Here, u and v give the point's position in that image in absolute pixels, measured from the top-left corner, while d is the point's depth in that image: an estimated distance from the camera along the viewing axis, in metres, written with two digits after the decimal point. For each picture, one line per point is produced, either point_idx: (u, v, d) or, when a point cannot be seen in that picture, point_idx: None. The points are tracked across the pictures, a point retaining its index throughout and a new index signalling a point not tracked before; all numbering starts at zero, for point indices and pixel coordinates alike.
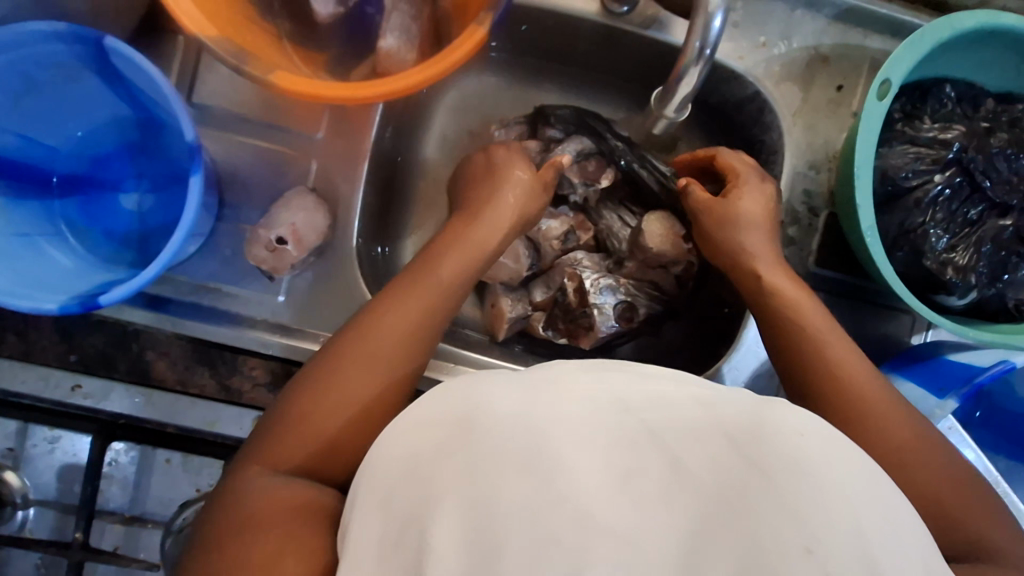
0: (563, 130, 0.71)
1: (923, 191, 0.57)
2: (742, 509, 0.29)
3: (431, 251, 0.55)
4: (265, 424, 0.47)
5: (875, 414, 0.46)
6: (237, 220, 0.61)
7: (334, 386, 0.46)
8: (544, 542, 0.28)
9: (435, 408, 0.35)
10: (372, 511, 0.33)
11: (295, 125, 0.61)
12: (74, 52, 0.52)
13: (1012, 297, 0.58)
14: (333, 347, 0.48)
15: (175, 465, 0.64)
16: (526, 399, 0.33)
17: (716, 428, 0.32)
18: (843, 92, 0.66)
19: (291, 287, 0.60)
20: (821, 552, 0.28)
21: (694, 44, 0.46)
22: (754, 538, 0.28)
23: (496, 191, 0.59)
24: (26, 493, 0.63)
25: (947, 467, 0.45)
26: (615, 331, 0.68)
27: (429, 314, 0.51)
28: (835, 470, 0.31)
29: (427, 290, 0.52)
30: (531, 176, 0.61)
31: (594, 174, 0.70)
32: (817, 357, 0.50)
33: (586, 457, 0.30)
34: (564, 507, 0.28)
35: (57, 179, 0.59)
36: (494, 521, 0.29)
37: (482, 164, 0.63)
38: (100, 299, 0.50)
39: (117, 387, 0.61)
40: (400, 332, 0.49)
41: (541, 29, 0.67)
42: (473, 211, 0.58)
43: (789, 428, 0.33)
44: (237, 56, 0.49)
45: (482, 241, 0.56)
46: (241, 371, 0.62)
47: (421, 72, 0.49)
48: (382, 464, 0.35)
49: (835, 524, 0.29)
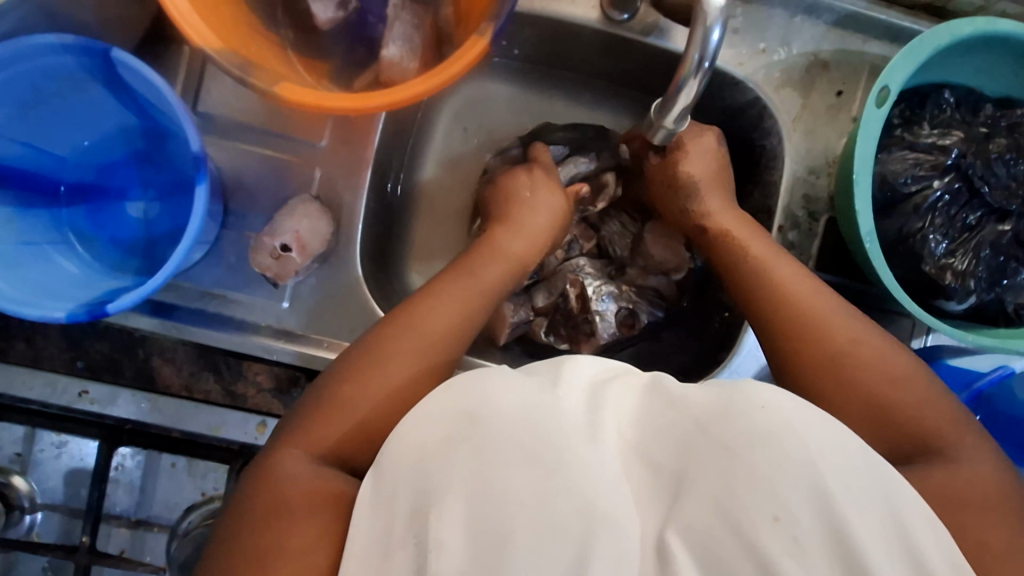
0: (564, 149, 0.71)
1: (922, 197, 0.57)
2: (724, 490, 0.29)
3: (470, 257, 0.55)
4: (287, 425, 0.46)
5: (908, 400, 0.45)
6: (242, 228, 0.62)
7: (367, 380, 0.46)
8: (540, 528, 0.29)
9: (427, 409, 0.36)
10: (371, 510, 0.35)
11: (300, 134, 0.62)
12: (81, 63, 0.53)
13: (1011, 302, 0.58)
14: (366, 341, 0.48)
15: (180, 469, 0.65)
16: (523, 395, 0.33)
17: (700, 411, 0.32)
18: (843, 98, 0.66)
19: (296, 293, 0.61)
20: (790, 520, 0.29)
21: (692, 57, 0.46)
22: (730, 512, 0.29)
23: (528, 214, 0.59)
24: (33, 498, 0.64)
25: (934, 427, 0.44)
26: (616, 337, 0.69)
27: (466, 319, 0.51)
28: (815, 444, 0.32)
29: (463, 284, 0.52)
30: (565, 208, 0.62)
31: (590, 201, 0.71)
32: (800, 339, 0.48)
33: (574, 446, 0.31)
34: (557, 502, 0.30)
35: (64, 189, 0.60)
36: (495, 512, 0.30)
37: (525, 181, 0.61)
38: (108, 307, 0.50)
39: (124, 392, 0.61)
40: (453, 308, 0.50)
41: (543, 36, 0.67)
42: (513, 236, 0.57)
43: (753, 402, 0.33)
44: (242, 68, 0.49)
45: (518, 254, 0.56)
46: (245, 377, 0.63)
47: (422, 83, 0.49)
48: (381, 469, 0.35)
49: (813, 496, 0.30)
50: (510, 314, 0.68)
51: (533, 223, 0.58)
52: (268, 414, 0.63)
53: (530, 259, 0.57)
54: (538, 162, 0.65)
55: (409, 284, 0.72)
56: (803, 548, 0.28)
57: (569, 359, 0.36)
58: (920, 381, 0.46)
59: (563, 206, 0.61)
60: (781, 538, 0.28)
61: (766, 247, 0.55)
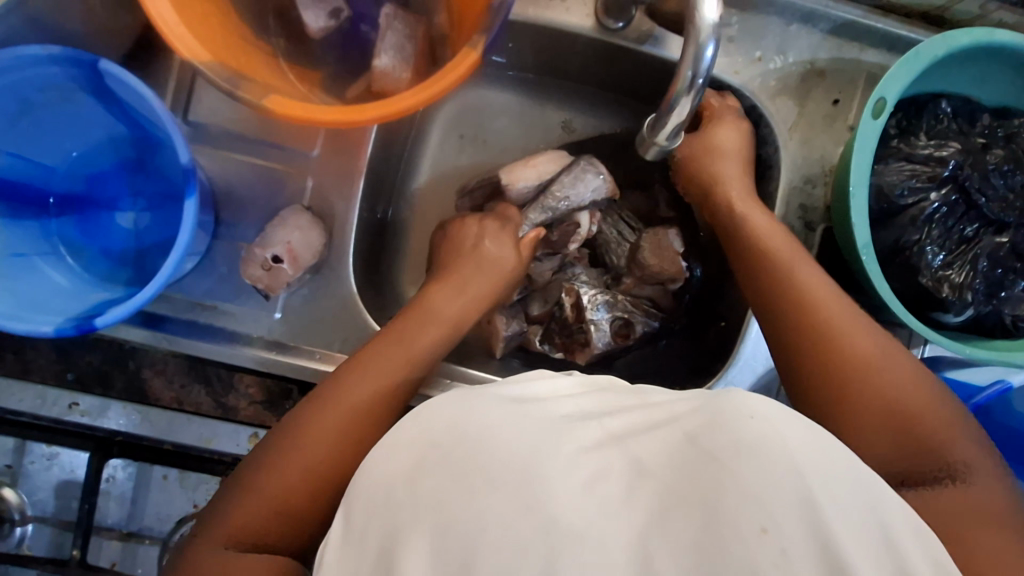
0: (535, 186, 0.67)
1: (919, 209, 0.57)
2: (709, 501, 0.29)
3: (423, 301, 0.58)
4: (255, 465, 0.47)
5: (933, 432, 0.43)
6: (234, 238, 0.61)
7: (296, 461, 0.46)
8: (519, 544, 0.29)
9: (402, 433, 0.35)
10: (349, 533, 0.34)
11: (291, 143, 0.61)
12: (69, 74, 0.52)
13: (1009, 314, 0.58)
14: (300, 411, 0.49)
15: (172, 481, 0.65)
16: (508, 418, 0.34)
17: (672, 427, 0.33)
18: (839, 106, 0.66)
19: (287, 304, 0.60)
20: (778, 532, 0.28)
21: (685, 74, 0.46)
22: (715, 524, 0.28)
23: (479, 257, 0.61)
24: (24, 510, 0.63)
25: (941, 433, 0.43)
26: (612, 346, 0.69)
27: (396, 387, 0.52)
28: (797, 452, 0.31)
29: (393, 352, 0.53)
30: (514, 259, 0.62)
31: (560, 241, 0.68)
32: (821, 349, 0.48)
33: (547, 461, 0.31)
34: (530, 517, 0.29)
35: (54, 200, 0.59)
36: (471, 531, 0.29)
37: (474, 229, 0.63)
38: (96, 322, 0.50)
39: (114, 404, 0.61)
40: (401, 351, 0.53)
41: (537, 44, 0.67)
42: (466, 278, 0.60)
43: (743, 411, 0.32)
44: (230, 80, 0.48)
45: (474, 296, 0.60)
46: (236, 389, 0.63)
47: (412, 97, 0.48)
48: (357, 492, 0.35)
49: (801, 506, 0.29)
50: (503, 328, 0.67)
51: (486, 262, 0.61)
52: (260, 426, 0.63)
53: (476, 314, 0.60)
54: (496, 211, 0.65)
55: (403, 293, 0.71)
56: (791, 560, 0.28)
57: (533, 386, 0.38)
58: (937, 403, 0.45)
59: (508, 261, 0.62)
60: (769, 550, 0.28)
61: (766, 258, 0.55)
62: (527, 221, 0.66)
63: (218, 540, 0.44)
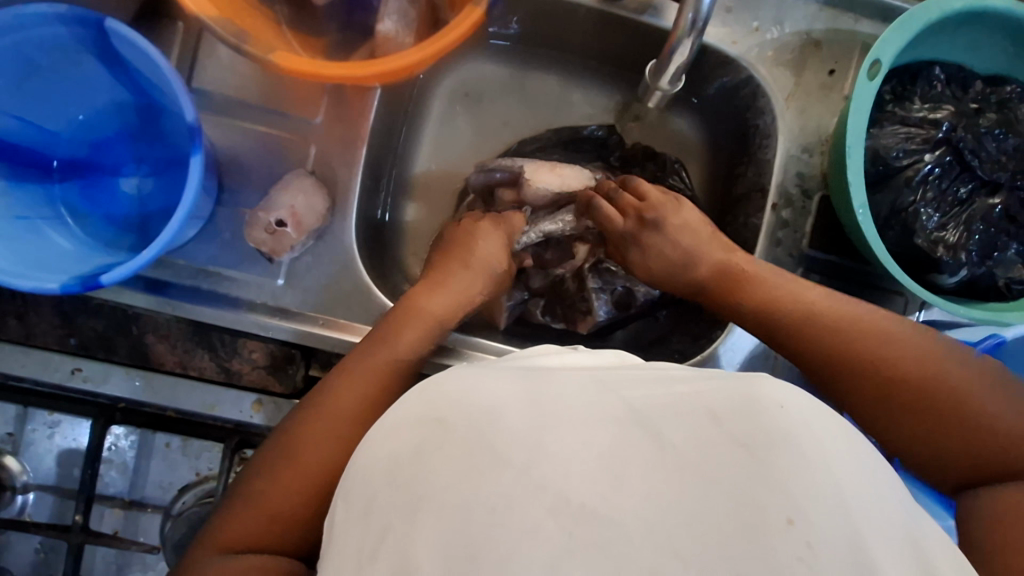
0: (552, 190, 0.66)
1: (914, 170, 0.58)
2: (738, 494, 0.29)
3: (415, 291, 0.57)
4: (269, 454, 0.48)
5: (950, 425, 0.44)
6: (236, 205, 0.61)
7: (293, 469, 0.46)
8: (541, 539, 0.29)
9: (407, 408, 0.36)
10: (354, 514, 0.33)
11: (294, 110, 0.62)
12: (74, 34, 0.52)
13: (1002, 276, 0.58)
14: (308, 409, 0.49)
15: (175, 449, 0.65)
16: (525, 395, 0.33)
17: (684, 407, 0.32)
18: (835, 77, 0.66)
19: (291, 270, 0.61)
20: (802, 523, 0.29)
21: (686, 17, 0.49)
22: (745, 517, 0.29)
23: (473, 245, 0.60)
24: (25, 478, 0.64)
25: (933, 411, 0.45)
26: (613, 316, 0.72)
27: (385, 395, 0.50)
28: (812, 437, 0.32)
29: (378, 356, 0.52)
30: (499, 257, 0.61)
31: (553, 261, 0.70)
32: (838, 358, 0.49)
33: (561, 438, 0.31)
34: (542, 496, 0.30)
35: (57, 164, 0.59)
36: (494, 522, 0.29)
37: (467, 225, 0.62)
38: (101, 279, 0.50)
39: (116, 370, 0.60)
40: (397, 342, 0.53)
41: (538, 15, 0.67)
42: (462, 263, 0.59)
43: (770, 402, 0.33)
44: (236, 36, 0.49)
45: (466, 286, 0.59)
46: (241, 354, 0.63)
47: (418, 52, 0.49)
48: (362, 471, 0.34)
49: (825, 498, 0.29)
50: (505, 298, 0.68)
51: (479, 248, 0.60)
52: (264, 391, 0.63)
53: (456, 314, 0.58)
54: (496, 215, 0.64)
55: (404, 262, 0.72)
56: (816, 552, 0.28)
57: (538, 366, 0.37)
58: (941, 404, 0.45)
59: (495, 260, 0.61)
60: (795, 542, 0.28)
61: (746, 269, 0.57)
62: (534, 228, 0.66)
63: (210, 552, 0.44)
